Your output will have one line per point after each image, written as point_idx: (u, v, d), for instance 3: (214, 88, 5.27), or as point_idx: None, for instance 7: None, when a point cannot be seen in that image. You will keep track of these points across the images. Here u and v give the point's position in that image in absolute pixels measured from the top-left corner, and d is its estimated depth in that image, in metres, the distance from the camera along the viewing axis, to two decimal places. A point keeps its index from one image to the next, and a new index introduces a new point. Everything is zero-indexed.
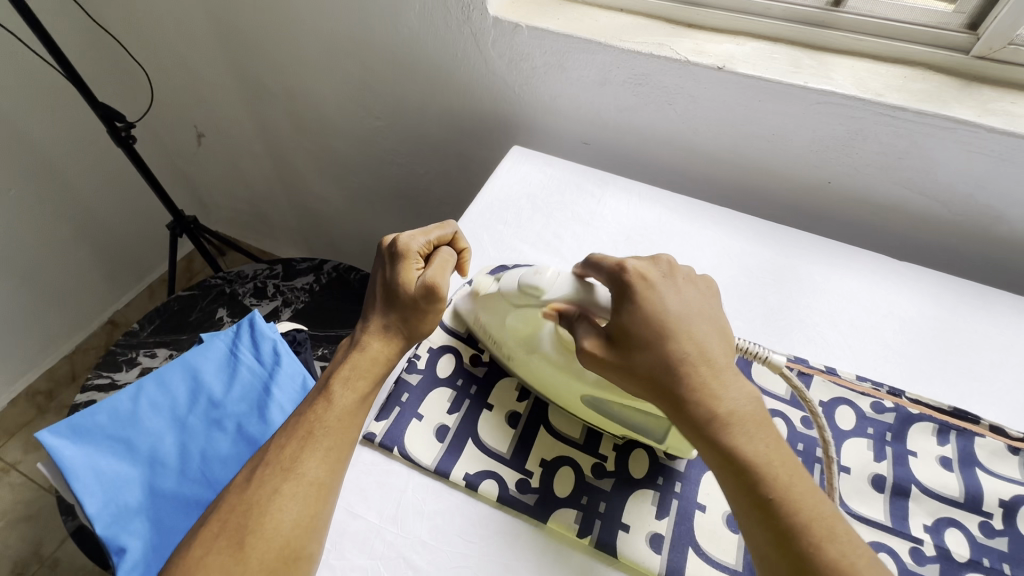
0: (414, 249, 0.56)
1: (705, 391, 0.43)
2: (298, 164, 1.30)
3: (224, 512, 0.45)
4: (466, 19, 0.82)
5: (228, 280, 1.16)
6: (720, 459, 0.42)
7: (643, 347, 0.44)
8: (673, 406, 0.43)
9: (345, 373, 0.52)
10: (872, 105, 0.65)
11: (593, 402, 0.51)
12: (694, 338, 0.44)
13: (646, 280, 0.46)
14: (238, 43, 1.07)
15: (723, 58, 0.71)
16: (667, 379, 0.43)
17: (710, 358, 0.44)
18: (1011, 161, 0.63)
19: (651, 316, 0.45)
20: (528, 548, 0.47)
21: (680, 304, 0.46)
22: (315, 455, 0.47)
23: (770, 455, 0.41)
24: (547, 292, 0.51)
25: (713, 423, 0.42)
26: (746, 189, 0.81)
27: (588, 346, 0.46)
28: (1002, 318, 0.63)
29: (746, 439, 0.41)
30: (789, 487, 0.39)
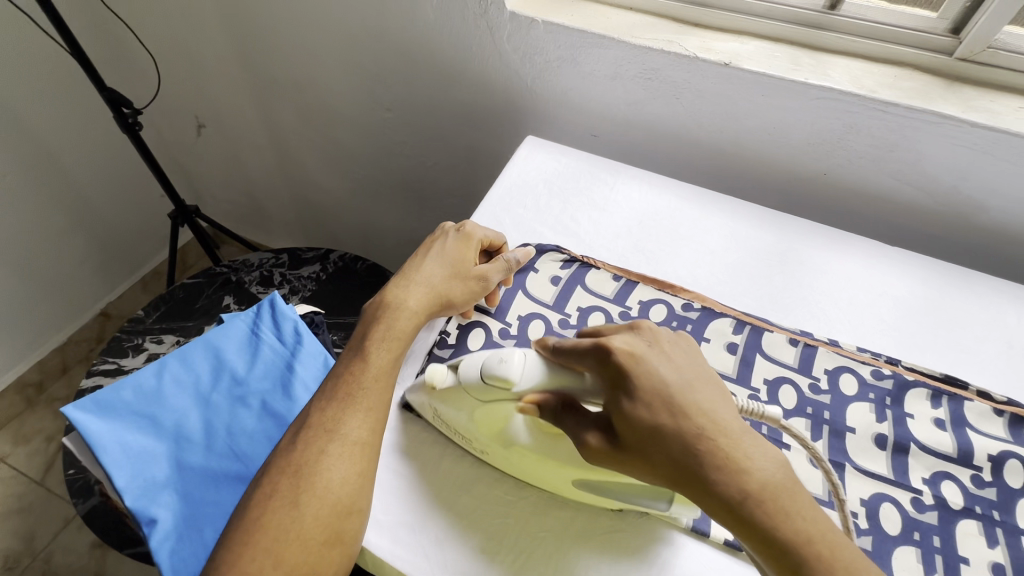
0: (477, 236, 0.63)
1: (734, 474, 0.39)
2: (303, 154, 1.30)
3: (274, 471, 0.47)
4: (483, 14, 0.85)
5: (233, 268, 1.16)
6: (759, 541, 0.38)
7: (652, 432, 0.40)
8: (698, 492, 0.39)
9: (381, 334, 0.54)
10: (866, 100, 0.70)
11: (587, 484, 0.48)
12: (706, 410, 0.41)
13: (635, 355, 0.43)
14: (251, 32, 1.08)
15: (729, 55, 0.75)
16: (687, 461, 0.39)
17: (725, 429, 0.40)
18: (989, 153, 0.69)
19: (653, 391, 0.42)
20: (563, 504, 0.51)
21: (680, 373, 0.43)
22: (357, 415, 0.49)
23: (810, 531, 0.38)
24: (519, 383, 0.47)
25: (749, 506, 0.38)
26: (744, 177, 0.86)
27: (591, 444, 0.42)
28: (984, 297, 0.68)
29: (788, 520, 0.38)
30: (835, 565, 0.37)
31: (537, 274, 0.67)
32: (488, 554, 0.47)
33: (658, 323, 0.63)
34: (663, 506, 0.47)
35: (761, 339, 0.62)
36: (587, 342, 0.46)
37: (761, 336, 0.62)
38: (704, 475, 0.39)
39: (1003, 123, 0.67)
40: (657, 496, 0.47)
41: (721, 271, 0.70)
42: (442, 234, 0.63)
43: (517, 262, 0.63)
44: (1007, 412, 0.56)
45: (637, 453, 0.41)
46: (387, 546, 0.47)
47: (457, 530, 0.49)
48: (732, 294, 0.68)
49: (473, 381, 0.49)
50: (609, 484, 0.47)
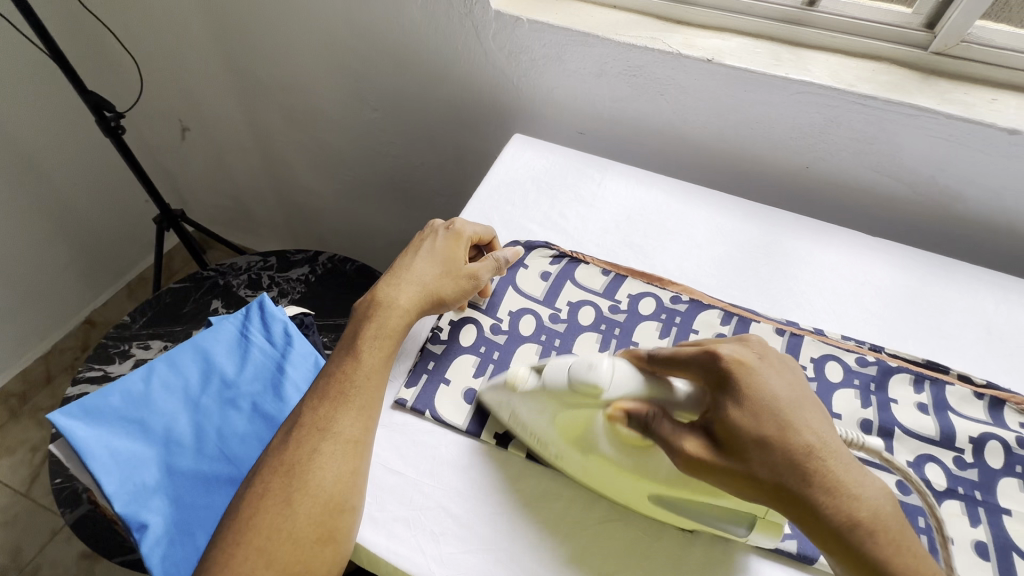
0: (467, 233, 0.62)
1: (838, 495, 0.40)
2: (289, 156, 1.29)
3: (268, 471, 0.47)
4: (468, 13, 0.85)
5: (221, 272, 1.15)
6: (863, 567, 0.40)
7: (761, 442, 0.41)
8: (800, 509, 0.40)
9: (372, 334, 0.54)
10: (845, 94, 0.72)
11: (663, 500, 0.47)
12: (816, 432, 0.42)
13: (746, 366, 0.44)
14: (234, 34, 1.08)
15: (711, 51, 0.77)
16: (792, 477, 0.41)
17: (834, 451, 0.42)
18: (965, 144, 0.71)
19: (762, 404, 0.42)
20: (557, 495, 0.50)
21: (789, 389, 0.44)
22: (349, 414, 0.49)
23: (913, 562, 0.40)
24: (608, 391, 0.45)
25: (852, 528, 0.40)
26: (729, 172, 0.87)
27: (689, 451, 0.42)
28: (963, 285, 0.70)
29: (887, 545, 0.40)
30: None
31: (527, 270, 0.68)
32: (480, 547, 0.47)
33: (647, 316, 0.64)
34: (741, 530, 0.46)
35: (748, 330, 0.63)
36: (692, 350, 0.46)
37: (749, 326, 0.63)
38: (810, 493, 0.40)
39: (978, 114, 0.68)
40: (736, 518, 0.46)
41: (708, 264, 0.71)
42: (433, 231, 0.63)
43: (507, 261, 0.62)
44: (987, 395, 0.58)
45: (742, 465, 0.41)
46: (382, 542, 0.47)
47: (453, 526, 0.48)
48: (719, 285, 0.69)
49: (559, 385, 0.46)
50: (688, 502, 0.46)
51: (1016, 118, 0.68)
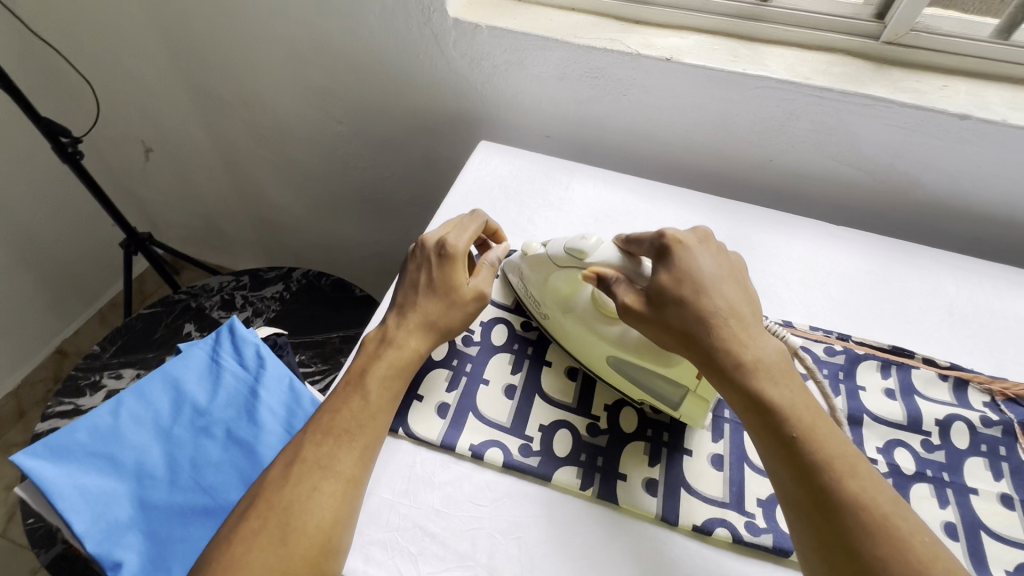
0: (462, 250, 0.59)
1: (734, 345, 0.47)
2: (257, 172, 1.27)
3: (260, 508, 0.45)
4: (427, 21, 0.85)
5: (193, 294, 1.13)
6: (747, 401, 0.45)
7: (678, 301, 0.49)
8: (701, 355, 0.48)
9: (381, 370, 0.53)
10: (802, 87, 0.73)
11: (618, 363, 0.56)
12: (727, 301, 0.49)
13: (683, 245, 0.52)
14: (192, 51, 1.05)
15: (670, 50, 0.77)
16: (698, 327, 0.48)
17: (736, 316, 0.49)
18: (920, 131, 0.72)
19: (687, 273, 0.50)
20: (535, 505, 0.50)
21: (716, 269, 0.51)
22: (352, 454, 0.48)
23: (795, 401, 0.45)
24: (590, 256, 0.55)
25: (740, 370, 0.46)
26: (695, 168, 0.88)
27: (626, 303, 0.51)
28: (925, 269, 0.71)
29: (771, 386, 0.45)
30: (812, 429, 0.43)
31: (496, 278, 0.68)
32: (459, 565, 0.46)
33: None
34: (674, 404, 0.54)
35: None
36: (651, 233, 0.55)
37: None
38: (708, 339, 0.47)
39: (931, 102, 0.70)
40: (671, 391, 0.53)
41: None
42: (432, 250, 0.60)
43: (498, 260, 0.63)
44: (951, 376, 0.60)
45: (656, 314, 0.50)
46: (360, 567, 0.46)
47: (430, 545, 0.47)
48: None
49: (556, 252, 0.58)
50: (638, 369, 0.55)
51: (967, 104, 0.70)
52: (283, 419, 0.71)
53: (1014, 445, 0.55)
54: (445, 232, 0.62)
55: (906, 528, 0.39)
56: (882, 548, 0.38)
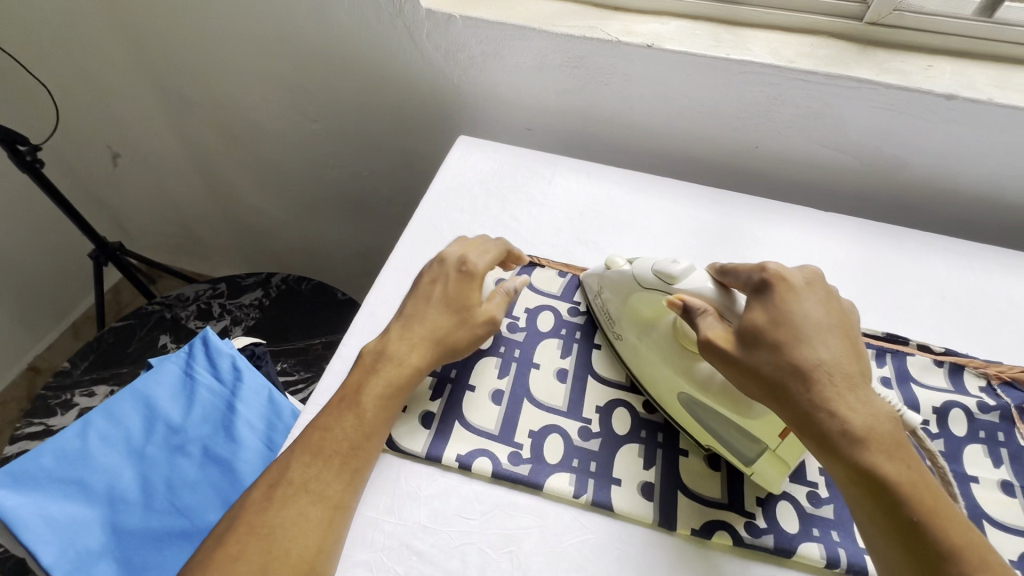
0: (482, 271, 0.57)
1: (842, 407, 0.42)
2: (230, 176, 1.23)
3: (242, 532, 0.44)
4: (399, 12, 0.81)
5: (168, 304, 1.09)
6: (855, 475, 0.41)
7: (774, 348, 0.44)
8: (798, 416, 0.43)
9: (375, 391, 0.50)
10: (786, 71, 0.71)
11: (689, 403, 0.50)
12: (832, 355, 0.44)
13: (789, 284, 0.48)
14: (154, 51, 1.01)
15: (651, 37, 0.75)
16: (795, 383, 0.43)
17: (844, 372, 0.44)
18: (906, 113, 0.71)
19: (787, 317, 0.46)
20: (527, 516, 0.48)
21: (821, 316, 0.46)
22: (342, 477, 0.46)
23: (912, 478, 0.40)
24: (680, 282, 0.50)
25: (848, 438, 0.41)
26: (679, 157, 0.86)
27: (712, 337, 0.46)
28: (915, 253, 0.70)
29: (887, 458, 0.41)
30: (934, 511, 0.39)
31: None
32: None
33: None
34: (747, 458, 0.48)
35: None
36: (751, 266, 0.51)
37: None
38: (809, 398, 0.43)
39: (916, 83, 0.68)
40: (748, 443, 0.48)
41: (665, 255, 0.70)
42: (450, 266, 0.57)
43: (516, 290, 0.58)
44: (946, 362, 0.58)
45: (748, 360, 0.45)
46: None
47: (418, 564, 0.45)
48: None
49: (643, 272, 0.53)
50: (711, 417, 0.49)
51: (953, 84, 0.68)
52: (262, 434, 0.68)
53: (1012, 430, 0.54)
54: (465, 249, 0.60)
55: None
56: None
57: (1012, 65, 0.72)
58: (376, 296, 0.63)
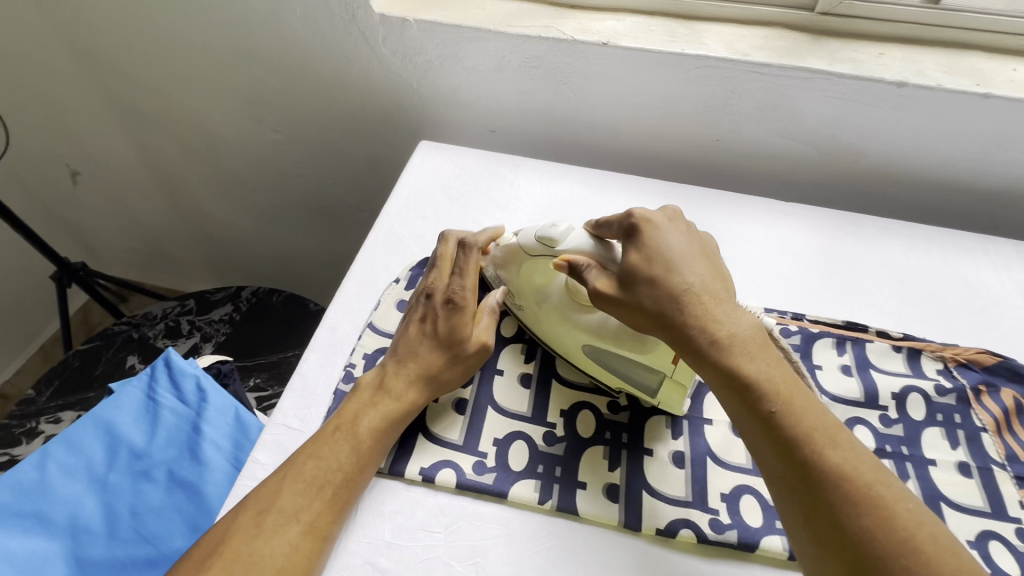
0: (472, 300, 0.54)
1: (708, 323, 0.46)
2: (194, 190, 1.20)
3: (228, 558, 0.41)
4: (352, 18, 0.80)
5: (135, 324, 1.06)
6: (726, 380, 0.45)
7: (649, 278, 0.49)
8: (677, 334, 0.47)
9: (371, 423, 0.49)
10: (742, 64, 0.71)
11: (593, 351, 0.54)
12: (697, 278, 0.49)
13: (653, 223, 0.52)
14: (106, 65, 0.98)
15: (607, 34, 0.75)
16: (672, 307, 0.47)
17: (709, 292, 0.48)
18: (860, 102, 0.71)
19: (656, 250, 0.50)
20: (492, 525, 0.47)
21: (685, 246, 0.51)
22: (336, 510, 0.45)
23: (771, 374, 0.44)
24: (562, 245, 0.53)
25: (712, 347, 0.45)
26: (644, 152, 0.86)
27: (600, 288, 0.50)
28: (875, 239, 0.71)
29: (745, 360, 0.45)
30: (790, 402, 0.43)
31: None
32: None
33: None
34: (652, 391, 0.53)
35: None
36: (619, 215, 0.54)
37: None
38: (684, 320, 0.47)
39: (868, 71, 0.69)
40: (649, 376, 0.52)
41: None
42: (438, 297, 0.55)
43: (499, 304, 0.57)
44: (904, 347, 0.59)
45: (628, 295, 0.49)
46: None
47: None
48: None
49: (528, 242, 0.55)
50: (613, 358, 0.53)
51: (904, 71, 0.69)
52: (229, 454, 0.68)
53: (967, 412, 0.55)
54: (444, 277, 0.57)
55: (890, 494, 0.39)
56: (870, 521, 0.37)
57: (962, 49, 0.73)
58: (337, 310, 0.62)
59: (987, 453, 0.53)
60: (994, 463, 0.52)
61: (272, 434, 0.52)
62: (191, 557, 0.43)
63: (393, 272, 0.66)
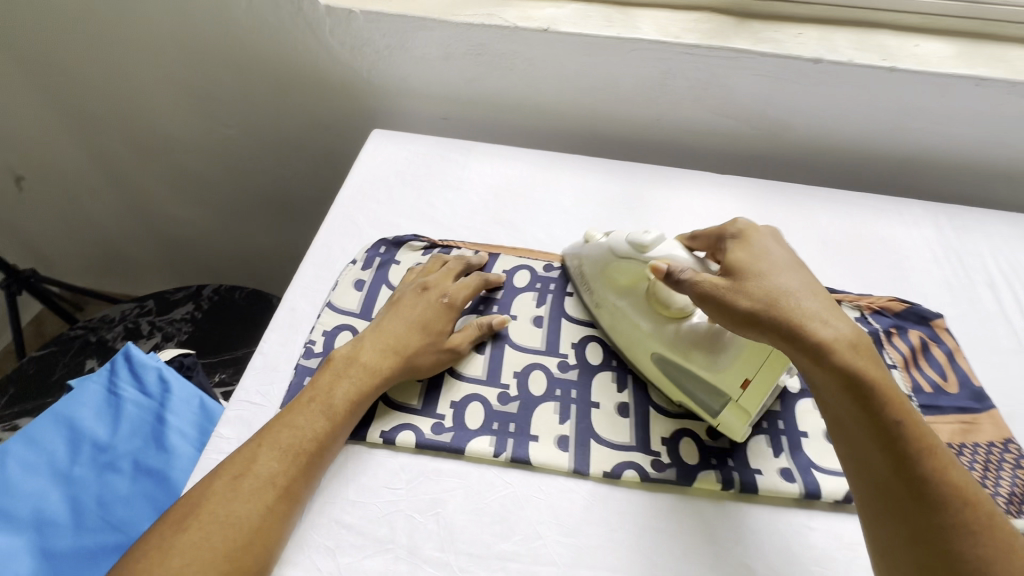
0: (459, 300, 0.60)
1: (829, 324, 0.45)
2: (147, 190, 1.18)
3: (204, 519, 0.43)
4: (298, 10, 0.82)
5: (92, 327, 1.04)
6: (847, 387, 0.43)
7: (761, 278, 0.48)
8: (796, 335, 0.45)
9: (346, 393, 0.51)
10: (673, 45, 0.76)
11: (662, 360, 0.55)
12: (806, 284, 0.48)
13: (758, 234, 0.53)
14: (47, 62, 0.96)
15: (547, 21, 0.78)
16: (789, 306, 0.46)
17: (817, 296, 0.48)
18: (781, 78, 0.77)
19: (761, 255, 0.51)
20: (451, 479, 0.51)
21: (788, 255, 0.51)
22: (308, 475, 0.47)
23: (893, 387, 0.43)
24: (652, 250, 0.54)
25: (838, 349, 0.43)
26: (590, 134, 0.90)
27: (708, 286, 0.48)
28: (801, 205, 0.77)
29: (871, 367, 0.43)
30: (914, 417, 0.42)
31: (399, 266, 0.66)
32: (378, 550, 0.46)
33: (522, 288, 0.65)
34: (714, 409, 0.53)
35: None
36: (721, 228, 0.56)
37: None
38: (803, 320, 0.45)
39: (786, 50, 0.75)
40: (714, 393, 0.52)
41: (576, 227, 0.74)
42: (433, 292, 0.59)
43: (489, 325, 0.59)
44: None
45: (737, 288, 0.48)
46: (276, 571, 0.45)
47: (348, 537, 0.47)
48: None
49: (619, 244, 0.57)
50: (681, 371, 0.53)
51: (819, 49, 0.75)
52: (196, 441, 0.69)
53: (880, 352, 0.61)
54: (445, 279, 0.61)
55: (1001, 523, 0.40)
56: (982, 541, 0.38)
57: (872, 28, 0.79)
58: (296, 292, 0.64)
59: None
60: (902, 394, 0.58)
61: (236, 410, 0.54)
62: (164, 520, 0.43)
63: (350, 254, 0.68)
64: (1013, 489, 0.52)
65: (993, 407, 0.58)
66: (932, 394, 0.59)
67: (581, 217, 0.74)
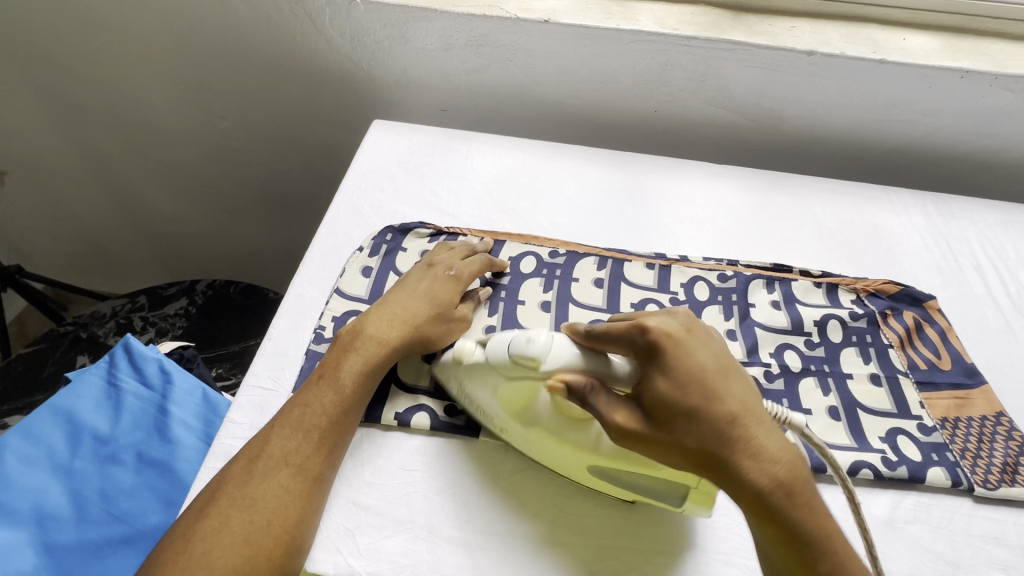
0: (466, 274, 0.60)
1: (760, 459, 0.40)
2: (136, 183, 1.15)
3: (224, 503, 0.43)
4: (298, 1, 0.82)
5: (83, 323, 1.01)
6: (778, 531, 0.39)
7: (685, 410, 0.40)
8: (726, 478, 0.40)
9: (355, 367, 0.51)
10: (672, 38, 0.77)
11: (601, 472, 0.47)
12: (742, 406, 0.41)
13: (674, 337, 0.43)
14: (34, 50, 0.93)
15: (547, 12, 0.78)
16: (718, 445, 0.40)
17: (756, 415, 0.41)
18: (777, 71, 0.79)
19: (687, 373, 0.41)
20: (465, 460, 0.51)
21: (716, 359, 0.43)
22: (321, 452, 0.47)
23: (828, 524, 0.40)
24: (545, 363, 0.46)
25: (775, 497, 0.39)
26: (589, 125, 0.91)
27: (619, 420, 0.42)
28: (796, 193, 0.79)
29: (809, 511, 0.39)
30: (844, 557, 0.39)
31: (406, 253, 0.66)
32: (398, 530, 0.47)
33: (529, 274, 0.66)
34: (675, 501, 0.47)
35: (622, 270, 0.67)
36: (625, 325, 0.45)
37: (622, 266, 0.68)
38: (735, 459, 0.40)
39: (781, 42, 0.77)
40: (674, 489, 0.46)
41: (579, 214, 0.75)
42: (439, 267, 0.60)
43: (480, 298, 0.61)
44: (823, 283, 0.67)
45: (665, 434, 0.40)
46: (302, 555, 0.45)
47: (367, 518, 0.47)
48: (593, 232, 0.73)
49: (499, 355, 0.48)
50: (623, 474, 0.47)
51: (812, 41, 0.77)
52: (200, 432, 0.68)
53: (877, 332, 0.63)
54: (452, 256, 0.62)
55: None
56: None
57: (862, 23, 0.81)
58: (303, 279, 0.64)
59: (893, 364, 0.61)
60: (899, 372, 0.60)
61: (246, 395, 0.54)
62: (192, 506, 0.44)
63: (355, 242, 0.68)
64: (1006, 459, 0.54)
65: (985, 382, 0.60)
66: (927, 371, 0.61)
67: (584, 206, 0.75)
